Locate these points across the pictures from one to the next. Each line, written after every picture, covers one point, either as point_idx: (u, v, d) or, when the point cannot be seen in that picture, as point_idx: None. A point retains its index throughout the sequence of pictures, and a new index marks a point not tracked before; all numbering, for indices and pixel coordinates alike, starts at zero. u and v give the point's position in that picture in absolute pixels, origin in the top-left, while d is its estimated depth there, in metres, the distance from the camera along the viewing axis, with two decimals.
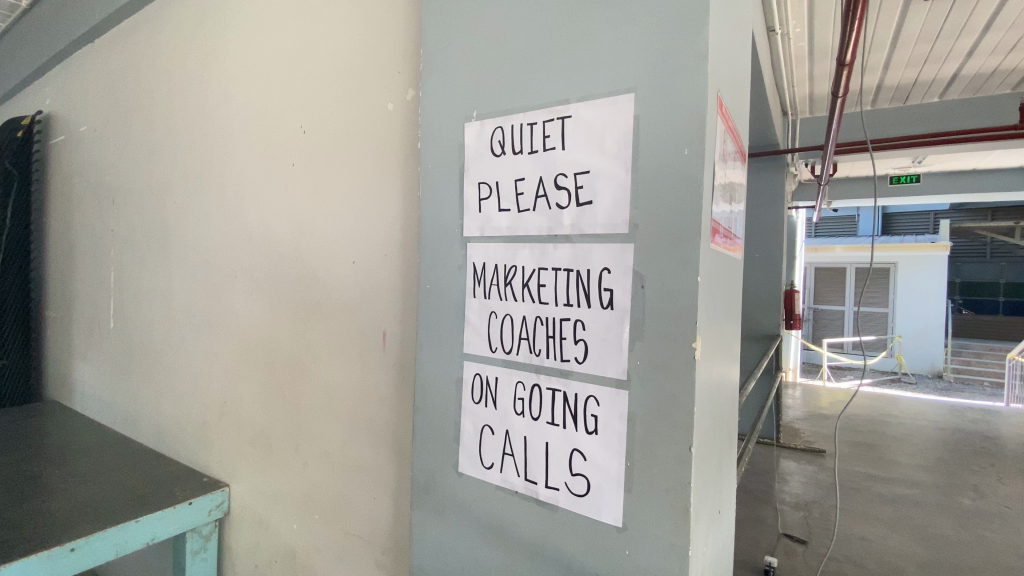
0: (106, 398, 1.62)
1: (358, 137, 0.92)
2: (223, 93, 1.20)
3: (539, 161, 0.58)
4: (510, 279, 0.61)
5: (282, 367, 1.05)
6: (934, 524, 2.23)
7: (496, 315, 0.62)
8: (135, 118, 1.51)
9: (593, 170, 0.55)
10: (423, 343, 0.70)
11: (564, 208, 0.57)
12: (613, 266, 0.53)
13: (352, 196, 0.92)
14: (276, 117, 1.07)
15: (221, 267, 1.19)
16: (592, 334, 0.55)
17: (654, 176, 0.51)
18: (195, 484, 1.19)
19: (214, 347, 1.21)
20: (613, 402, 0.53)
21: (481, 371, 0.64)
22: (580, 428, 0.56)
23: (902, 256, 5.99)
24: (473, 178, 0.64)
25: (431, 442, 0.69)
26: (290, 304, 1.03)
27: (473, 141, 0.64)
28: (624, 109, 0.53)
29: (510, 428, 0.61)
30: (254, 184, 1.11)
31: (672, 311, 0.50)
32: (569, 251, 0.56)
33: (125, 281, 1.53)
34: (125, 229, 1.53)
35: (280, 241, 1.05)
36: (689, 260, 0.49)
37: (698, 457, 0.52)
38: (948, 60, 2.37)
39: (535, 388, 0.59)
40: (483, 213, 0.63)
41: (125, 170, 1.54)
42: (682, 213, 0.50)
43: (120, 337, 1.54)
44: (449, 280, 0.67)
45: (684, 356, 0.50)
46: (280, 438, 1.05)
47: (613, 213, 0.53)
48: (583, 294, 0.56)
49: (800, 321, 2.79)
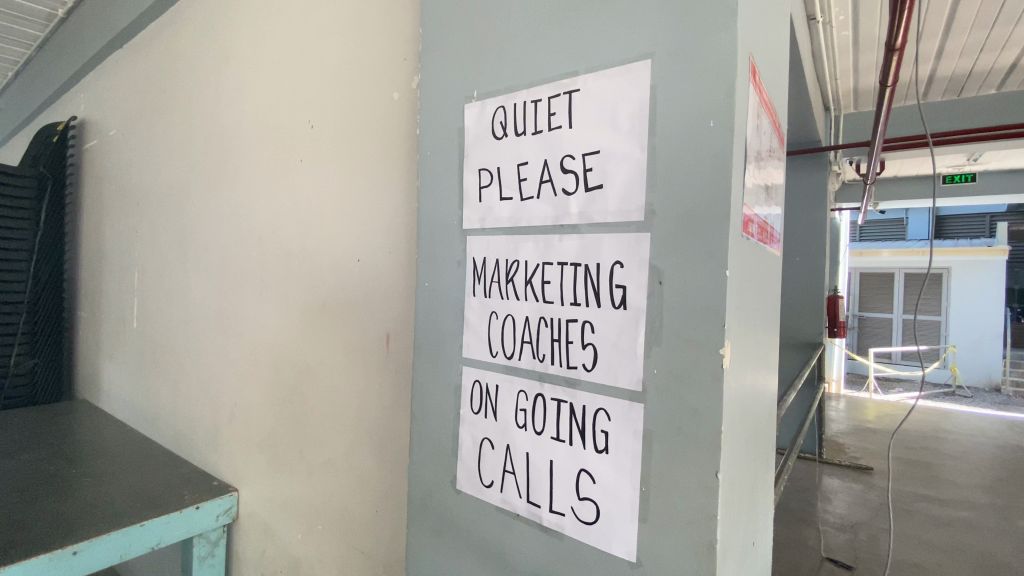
0: (128, 399, 1.63)
1: (363, 129, 0.87)
2: (237, 92, 1.19)
3: (543, 144, 0.52)
4: (512, 275, 0.55)
5: (288, 370, 1.01)
6: (995, 550, 2.04)
7: (497, 316, 0.56)
8: (158, 120, 1.52)
9: (604, 151, 0.48)
10: (421, 346, 0.65)
11: (571, 193, 0.50)
12: (626, 259, 0.46)
13: (357, 191, 0.88)
14: (286, 112, 1.04)
15: (232, 268, 1.17)
16: (602, 338, 0.48)
17: (674, 154, 0.44)
18: (205, 488, 1.17)
19: (225, 350, 1.19)
20: (626, 417, 0.46)
21: (481, 378, 0.57)
22: (589, 445, 0.49)
23: (956, 261, 5.62)
24: (474, 165, 0.58)
25: (428, 455, 0.63)
26: (297, 305, 0.99)
27: (473, 123, 0.59)
28: (638, 78, 0.46)
29: (511, 442, 0.55)
30: (264, 182, 1.09)
31: (696, 308, 0.43)
32: (576, 243, 0.50)
33: (146, 282, 1.54)
34: (148, 230, 1.54)
35: (288, 241, 1.01)
36: (714, 252, 0.42)
37: (728, 483, 0.44)
38: (1006, 48, 2.19)
39: (538, 398, 0.53)
40: (483, 203, 0.57)
41: (148, 171, 1.56)
42: (707, 196, 0.42)
43: (142, 338, 1.55)
44: (448, 277, 0.61)
45: (708, 365, 0.42)
46: (287, 445, 1.01)
47: (626, 199, 0.46)
48: (592, 291, 0.49)
49: (844, 330, 2.65)
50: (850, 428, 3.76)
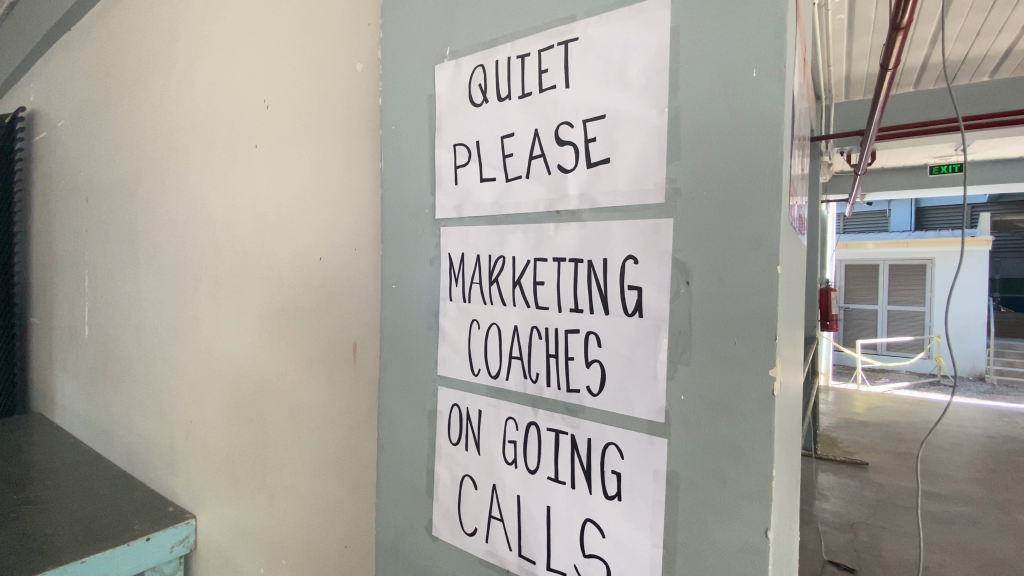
0: (82, 413, 1.50)
1: (318, 107, 0.75)
2: (186, 71, 1.06)
3: (533, 111, 0.42)
4: (497, 275, 0.44)
5: (246, 386, 0.89)
6: (997, 547, 1.98)
7: (479, 326, 0.46)
8: (107, 109, 1.38)
9: (611, 114, 0.37)
10: (388, 360, 0.54)
11: (568, 170, 0.40)
12: (641, 254, 0.36)
13: (314, 179, 0.75)
14: (238, 90, 0.91)
15: (185, 270, 1.05)
16: (613, 355, 0.38)
17: (704, 114, 0.34)
18: (159, 515, 1.05)
19: (180, 362, 1.07)
20: (644, 455, 0.36)
21: (461, 402, 0.47)
22: (596, 489, 0.38)
23: (938, 252, 5.56)
24: (448, 140, 0.48)
25: (399, 491, 0.53)
26: (253, 311, 0.87)
27: (446, 89, 0.48)
28: (654, 19, 0.35)
29: (498, 480, 0.44)
30: (217, 169, 0.96)
31: (734, 318, 0.33)
32: (576, 233, 0.39)
33: (97, 285, 1.40)
34: (98, 227, 1.40)
35: (242, 238, 0.89)
36: (758, 244, 0.32)
37: (778, 540, 0.34)
38: (1002, 33, 2.12)
39: (530, 428, 0.42)
40: (461, 186, 0.47)
41: (97, 164, 1.42)
42: (748, 170, 0.32)
43: (94, 346, 1.42)
44: (420, 277, 0.51)
45: (753, 391, 0.32)
46: (245, 470, 0.89)
47: (640, 175, 0.36)
48: (598, 294, 0.38)
49: (836, 323, 2.57)
50: (841, 422, 3.73)
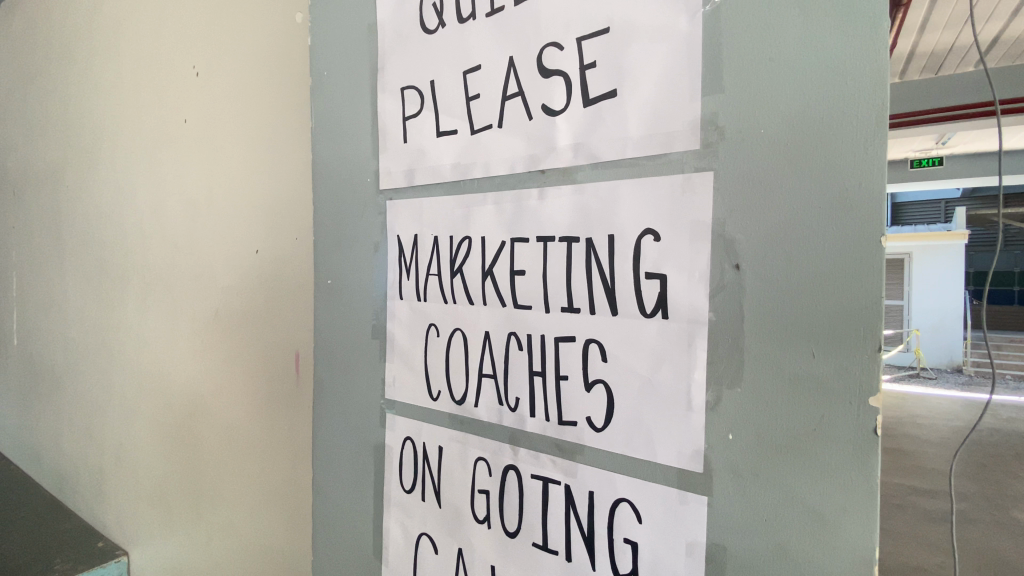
0: (11, 432, 1.32)
1: (239, 65, 0.60)
2: (108, 36, 0.91)
3: (504, 34, 0.30)
4: (460, 263, 0.33)
5: (179, 402, 0.76)
6: (996, 547, 1.91)
7: (437, 332, 0.34)
8: (27, 91, 1.20)
9: (617, 26, 0.26)
10: (325, 376, 0.42)
11: (557, 111, 0.28)
12: (665, 227, 0.25)
13: (236, 152, 0.61)
14: (165, 55, 0.77)
15: (112, 268, 0.91)
16: (623, 374, 0.26)
17: (759, 12, 0.22)
18: (87, 552, 0.90)
19: (111, 375, 0.92)
20: (671, 521, 0.25)
21: (415, 435, 0.35)
22: (601, 564, 0.27)
23: (918, 246, 5.44)
24: (394, 84, 0.36)
25: (340, 544, 0.41)
26: (184, 314, 0.73)
27: (390, 14, 0.36)
28: None
29: (466, 542, 0.33)
30: (145, 149, 0.82)
31: (810, 319, 0.22)
32: (569, 200, 0.28)
33: (24, 289, 1.24)
34: (23, 222, 1.24)
35: (173, 229, 0.75)
36: (846, 208, 0.21)
37: None
38: (991, 20, 2.04)
39: (508, 474, 0.31)
40: (411, 144, 0.35)
41: (21, 152, 1.25)
42: (828, 95, 0.21)
43: (22, 357, 1.25)
44: (362, 271, 0.39)
45: (840, 431, 0.21)
46: (179, 500, 0.75)
47: (659, 114, 0.25)
48: (600, 284, 0.27)
49: None
50: None
